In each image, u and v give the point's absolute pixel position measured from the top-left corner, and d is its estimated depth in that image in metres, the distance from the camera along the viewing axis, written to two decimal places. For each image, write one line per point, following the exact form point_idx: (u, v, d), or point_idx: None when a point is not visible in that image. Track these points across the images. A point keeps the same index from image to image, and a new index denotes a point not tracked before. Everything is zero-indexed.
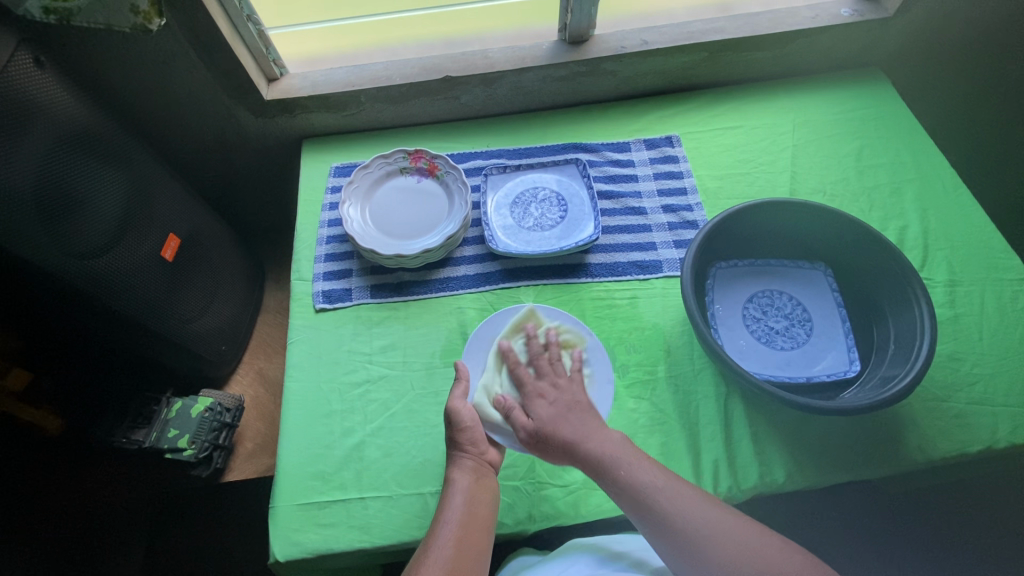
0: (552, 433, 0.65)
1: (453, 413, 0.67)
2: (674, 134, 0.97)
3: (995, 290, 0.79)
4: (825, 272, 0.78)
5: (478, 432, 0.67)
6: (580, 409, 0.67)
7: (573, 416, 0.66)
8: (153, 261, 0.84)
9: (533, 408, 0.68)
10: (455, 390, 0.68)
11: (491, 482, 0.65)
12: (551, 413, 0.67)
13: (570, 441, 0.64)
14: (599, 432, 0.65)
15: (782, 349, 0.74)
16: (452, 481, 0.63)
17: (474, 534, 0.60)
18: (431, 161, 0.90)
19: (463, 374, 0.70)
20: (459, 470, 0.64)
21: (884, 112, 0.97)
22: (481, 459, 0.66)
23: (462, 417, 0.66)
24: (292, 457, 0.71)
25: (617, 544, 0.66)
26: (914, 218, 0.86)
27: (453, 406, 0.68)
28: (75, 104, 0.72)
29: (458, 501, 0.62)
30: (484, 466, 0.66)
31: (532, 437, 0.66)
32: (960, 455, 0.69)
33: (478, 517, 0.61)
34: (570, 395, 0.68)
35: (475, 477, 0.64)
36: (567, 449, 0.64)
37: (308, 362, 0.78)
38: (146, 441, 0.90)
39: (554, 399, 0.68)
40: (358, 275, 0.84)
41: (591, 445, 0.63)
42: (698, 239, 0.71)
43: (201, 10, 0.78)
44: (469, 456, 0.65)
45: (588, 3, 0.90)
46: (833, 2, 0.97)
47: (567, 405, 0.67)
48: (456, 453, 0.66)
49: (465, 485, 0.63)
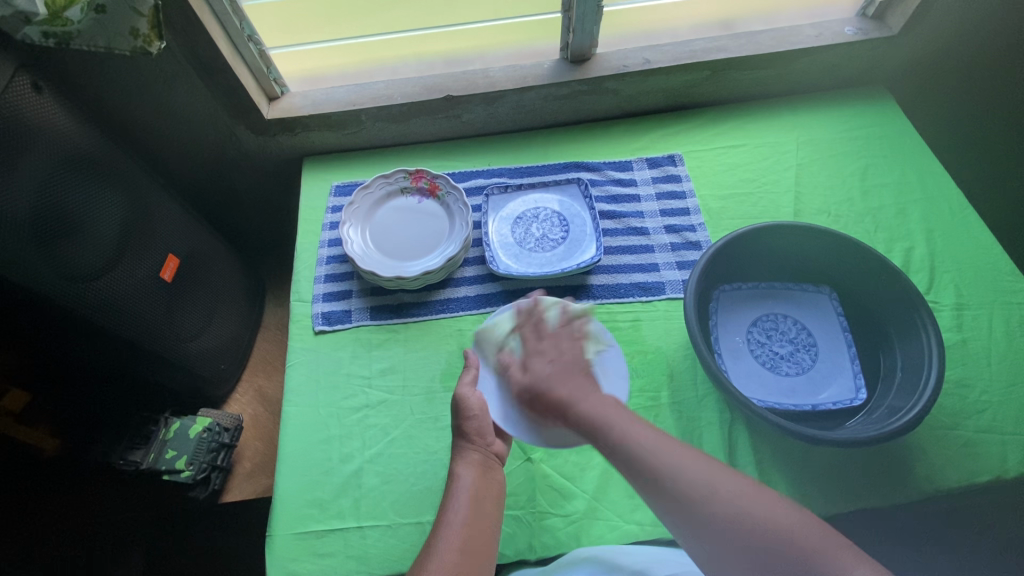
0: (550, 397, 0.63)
1: (461, 400, 0.68)
2: (676, 153, 0.96)
3: (1003, 314, 0.78)
4: (830, 295, 0.77)
5: (484, 423, 0.68)
6: (579, 372, 0.65)
7: (568, 380, 0.63)
8: (152, 283, 0.83)
9: (529, 364, 0.66)
10: (464, 376, 0.70)
11: (497, 474, 0.65)
12: (546, 372, 0.65)
13: (562, 401, 0.62)
14: (591, 394, 0.62)
15: (788, 374, 0.73)
16: (458, 477, 0.63)
17: (481, 532, 0.60)
18: (432, 181, 0.90)
19: (472, 360, 0.71)
20: (465, 466, 0.64)
21: (889, 131, 0.96)
22: (487, 451, 0.67)
23: (468, 405, 0.68)
24: (290, 483, 0.70)
25: (620, 556, 0.62)
26: (920, 239, 0.85)
27: (463, 393, 0.69)
28: (74, 126, 0.72)
29: (465, 497, 0.62)
30: (490, 460, 0.66)
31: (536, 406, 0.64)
32: (970, 485, 0.68)
33: (484, 513, 0.61)
34: (572, 358, 0.66)
35: (482, 471, 0.64)
36: (556, 409, 0.62)
37: (307, 386, 0.77)
38: (143, 462, 0.89)
39: (553, 359, 0.66)
40: (358, 296, 0.84)
41: (582, 407, 0.60)
42: (701, 263, 0.70)
43: (201, 32, 0.78)
44: (475, 449, 0.66)
45: (590, 23, 0.90)
46: (835, 21, 0.97)
47: (563, 369, 0.64)
48: (463, 446, 0.66)
49: (471, 480, 0.63)
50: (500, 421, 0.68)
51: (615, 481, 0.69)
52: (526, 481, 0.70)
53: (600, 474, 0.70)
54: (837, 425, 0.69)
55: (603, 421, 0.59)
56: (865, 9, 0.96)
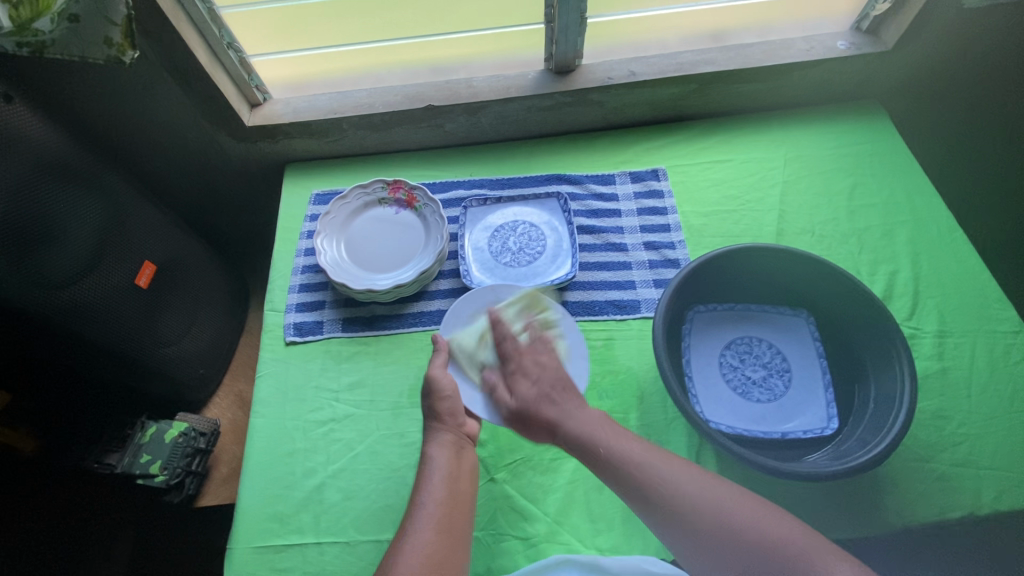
0: (533, 413, 0.65)
1: (434, 382, 0.68)
2: (660, 168, 0.94)
3: (987, 344, 0.75)
4: (807, 320, 0.76)
5: (457, 404, 0.68)
6: (563, 389, 0.66)
7: (555, 397, 0.65)
8: (126, 290, 0.84)
9: (515, 386, 0.68)
10: (437, 358, 0.70)
11: (469, 455, 0.66)
12: (531, 394, 0.66)
13: (550, 422, 0.63)
14: (581, 412, 0.63)
15: (759, 401, 0.72)
16: (430, 458, 0.64)
17: (456, 510, 0.60)
18: (410, 192, 0.89)
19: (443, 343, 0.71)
20: (437, 446, 0.65)
21: (880, 149, 0.93)
22: (459, 432, 0.67)
23: (441, 386, 0.68)
24: (252, 496, 0.70)
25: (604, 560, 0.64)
26: (906, 263, 0.83)
27: (434, 374, 0.69)
28: (49, 135, 0.73)
29: (438, 477, 0.62)
30: (462, 439, 0.66)
31: (513, 415, 0.66)
32: (941, 521, 0.66)
33: (459, 492, 0.62)
34: (552, 373, 0.67)
35: (455, 452, 0.65)
36: (545, 428, 0.64)
37: (275, 397, 0.77)
38: (118, 466, 0.90)
39: (537, 378, 0.67)
40: (330, 307, 0.84)
41: (569, 427, 0.62)
42: (672, 285, 0.69)
43: (179, 44, 0.78)
44: (447, 430, 0.66)
45: (574, 34, 0.88)
46: (828, 35, 0.95)
47: (550, 385, 0.66)
48: (435, 427, 0.66)
49: (444, 460, 0.63)
50: (470, 405, 0.70)
51: (577, 504, 0.69)
52: (487, 501, 0.69)
53: (562, 497, 0.69)
54: (804, 455, 0.67)
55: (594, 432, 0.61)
56: (860, 23, 0.94)
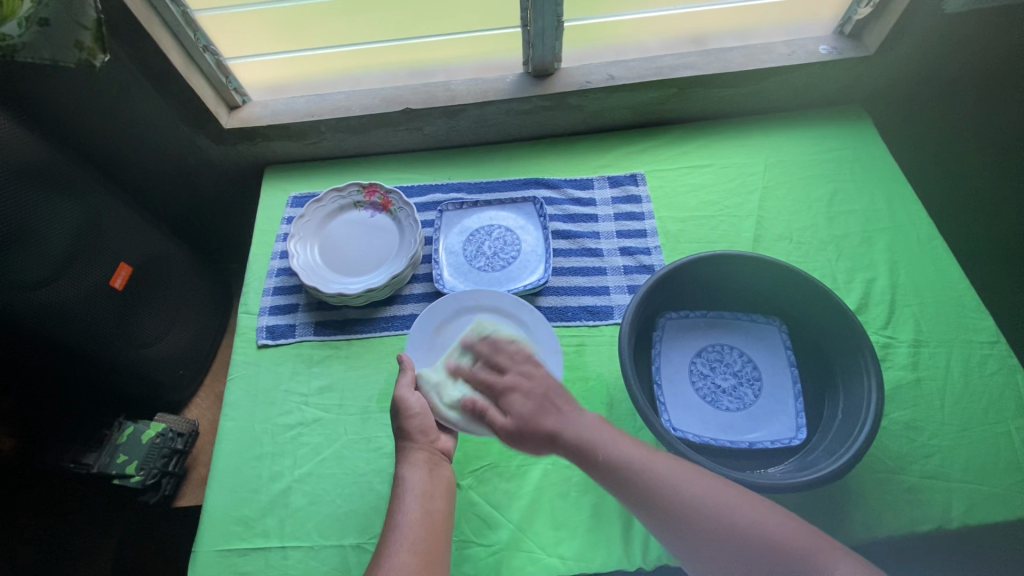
0: (534, 426, 0.63)
1: (401, 402, 0.68)
2: (639, 172, 0.94)
3: (962, 353, 0.74)
4: (779, 328, 0.75)
5: (428, 421, 0.67)
6: (559, 396, 0.66)
7: (552, 405, 0.64)
8: (102, 291, 0.84)
9: (508, 404, 0.66)
10: (403, 378, 0.69)
11: (444, 471, 0.65)
12: (528, 407, 0.65)
13: (552, 433, 0.62)
14: (576, 416, 0.63)
15: (727, 410, 0.71)
16: (403, 478, 0.63)
17: (433, 531, 0.59)
18: (385, 195, 0.89)
19: (407, 361, 0.71)
20: (410, 466, 0.64)
21: (861, 154, 0.92)
22: (433, 448, 0.66)
23: (409, 405, 0.67)
24: (218, 500, 0.70)
25: None
26: (884, 270, 0.82)
27: (401, 395, 0.69)
28: (19, 138, 0.73)
29: (412, 497, 0.61)
30: (437, 456, 0.66)
31: (513, 433, 0.64)
32: (909, 534, 0.65)
33: (434, 510, 0.61)
34: (544, 385, 0.67)
35: (429, 469, 0.64)
36: (550, 440, 0.62)
37: (245, 400, 0.77)
38: (95, 465, 0.91)
39: (529, 391, 0.66)
40: (303, 311, 0.84)
41: (568, 433, 0.62)
42: (640, 292, 0.68)
43: (152, 46, 0.79)
44: (420, 448, 0.65)
45: (551, 38, 0.88)
46: (811, 39, 0.94)
47: (544, 395, 0.65)
48: (407, 446, 0.65)
49: (418, 479, 0.63)
50: (444, 419, 0.69)
51: (542, 512, 0.69)
52: None
53: (527, 504, 0.69)
54: (771, 466, 0.67)
55: (589, 437, 0.61)
56: (843, 27, 0.93)
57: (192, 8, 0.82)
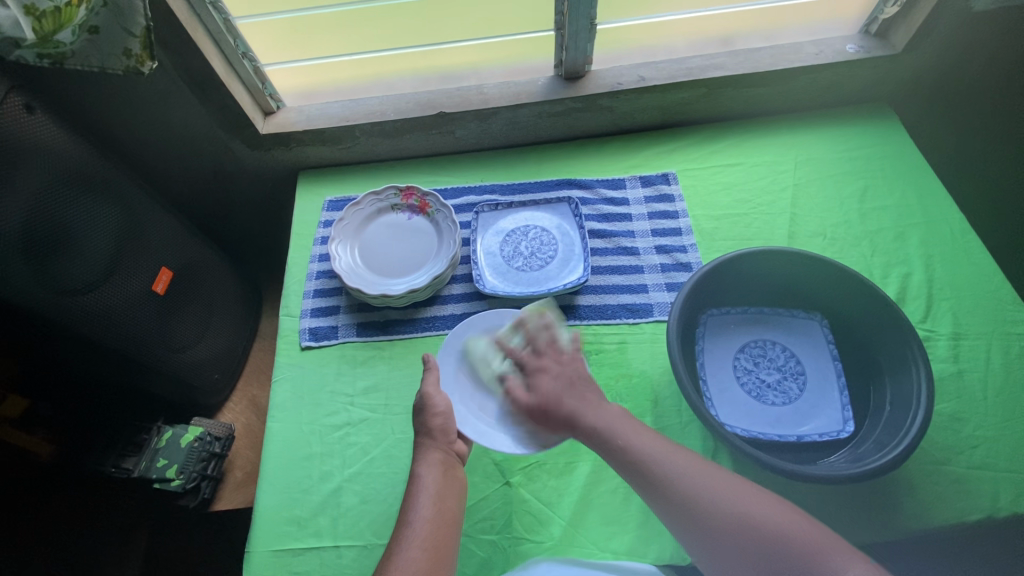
0: (552, 409, 0.64)
1: (426, 399, 0.68)
2: (670, 172, 0.95)
3: (1002, 345, 0.74)
4: (821, 323, 0.76)
5: (449, 421, 0.67)
6: (582, 384, 0.65)
7: (576, 392, 0.64)
8: (145, 297, 0.85)
9: (535, 382, 0.66)
10: (428, 376, 0.69)
11: (459, 474, 0.65)
12: (553, 389, 0.65)
13: (572, 419, 0.63)
14: (599, 405, 0.63)
15: (774, 404, 0.72)
16: (419, 477, 0.63)
17: (443, 530, 0.59)
18: (422, 198, 0.90)
19: (432, 362, 0.70)
20: (425, 466, 0.64)
21: (889, 151, 0.93)
22: (450, 449, 0.66)
23: (434, 402, 0.67)
24: (269, 500, 0.71)
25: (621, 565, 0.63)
26: (919, 265, 0.83)
27: (428, 392, 0.69)
28: (69, 144, 0.74)
29: (425, 496, 0.61)
30: (452, 458, 0.66)
31: (533, 412, 0.65)
32: (958, 525, 0.64)
33: (446, 511, 0.61)
34: (572, 368, 0.66)
35: (444, 470, 0.64)
36: (569, 424, 0.63)
37: (291, 402, 0.77)
38: (135, 470, 0.92)
39: (557, 374, 0.66)
40: (345, 312, 0.84)
41: (589, 420, 0.62)
42: (686, 288, 0.69)
43: (195, 52, 0.80)
44: (437, 447, 0.65)
45: (584, 40, 0.89)
46: (837, 39, 0.95)
47: (570, 380, 0.65)
48: (426, 445, 0.66)
49: (432, 480, 0.62)
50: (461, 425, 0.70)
51: (592, 508, 0.69)
52: (503, 505, 0.70)
53: (577, 500, 0.69)
54: (820, 459, 0.67)
55: (609, 427, 0.61)
56: (869, 26, 0.94)
57: (233, 15, 0.83)
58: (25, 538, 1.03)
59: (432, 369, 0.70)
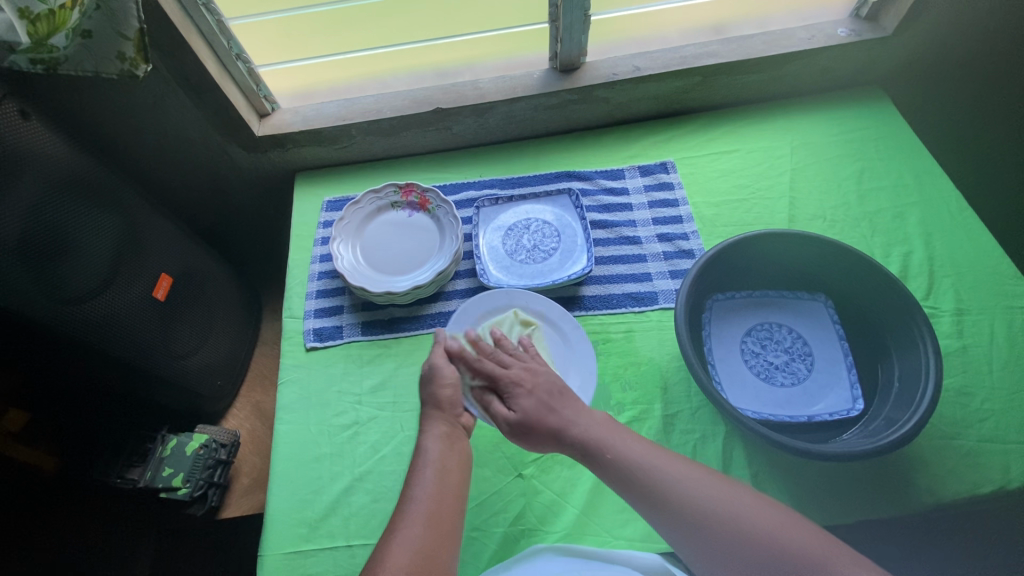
0: (537, 423, 0.63)
1: (436, 371, 0.69)
2: (668, 160, 0.95)
3: (1005, 318, 0.74)
4: (825, 303, 0.76)
5: (457, 394, 0.68)
6: (560, 396, 0.64)
7: (557, 404, 0.64)
8: (146, 304, 0.84)
9: (514, 403, 0.65)
10: (437, 348, 0.71)
11: (463, 445, 0.64)
12: (532, 406, 0.64)
13: (557, 430, 0.62)
14: (584, 413, 0.63)
15: (783, 385, 0.72)
16: (424, 450, 0.62)
17: (446, 505, 0.58)
18: (422, 195, 0.90)
19: (442, 336, 0.71)
20: (431, 439, 0.63)
21: (883, 132, 0.94)
22: (455, 422, 0.66)
23: (442, 374, 0.68)
24: (279, 503, 0.70)
25: (633, 558, 0.62)
26: (919, 243, 0.83)
27: (434, 363, 0.70)
28: (65, 151, 0.73)
29: (430, 470, 0.60)
30: (458, 431, 0.65)
31: (516, 429, 0.64)
32: (971, 497, 0.64)
33: (451, 487, 0.60)
34: (548, 382, 0.66)
35: (449, 443, 0.63)
36: (556, 435, 0.62)
37: (299, 403, 0.77)
38: (140, 479, 0.91)
39: (533, 388, 0.65)
40: (349, 312, 0.84)
41: (576, 432, 0.61)
42: (692, 271, 0.68)
43: (190, 54, 0.80)
44: (443, 419, 0.66)
45: (578, 32, 0.89)
46: (828, 23, 0.96)
47: (547, 391, 0.65)
48: (433, 416, 0.66)
49: (437, 452, 0.62)
50: (468, 402, 0.69)
51: (605, 497, 0.68)
52: (517, 497, 0.69)
53: (590, 489, 0.69)
54: (831, 437, 0.67)
55: (597, 437, 0.60)
56: (859, 9, 0.94)
57: (225, 17, 0.83)
58: (31, 549, 1.02)
59: (443, 342, 0.71)
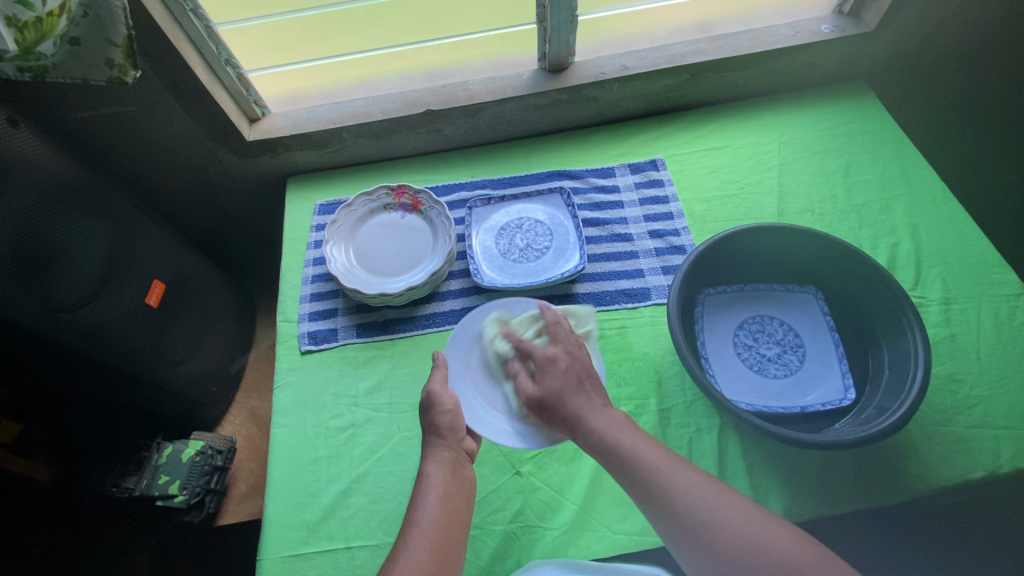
0: (555, 406, 0.62)
1: (434, 397, 0.67)
2: (658, 158, 0.96)
3: (992, 307, 0.76)
4: (815, 294, 0.77)
5: (457, 419, 0.66)
6: (592, 383, 0.64)
7: (584, 391, 0.62)
8: (138, 311, 0.83)
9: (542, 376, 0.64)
10: (436, 374, 0.68)
11: (467, 472, 0.64)
12: (560, 385, 0.63)
13: (573, 416, 0.61)
14: (603, 408, 0.62)
15: (775, 376, 0.73)
16: (426, 475, 0.62)
17: (449, 530, 0.58)
18: (415, 196, 0.90)
19: (441, 360, 0.70)
20: (434, 463, 0.63)
21: (869, 127, 0.96)
22: (458, 448, 0.65)
23: (441, 400, 0.66)
24: (277, 507, 0.69)
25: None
26: (906, 234, 0.84)
27: (434, 391, 0.68)
28: (53, 158, 0.73)
29: (433, 495, 0.60)
30: (461, 456, 0.65)
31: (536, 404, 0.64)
32: (963, 483, 0.65)
33: (454, 514, 0.60)
34: (580, 368, 0.64)
35: (452, 469, 0.63)
36: (568, 421, 0.62)
37: (295, 406, 0.77)
38: (137, 488, 0.90)
39: (565, 369, 0.64)
40: (343, 314, 0.84)
41: (594, 424, 0.60)
42: (683, 266, 0.69)
43: (177, 63, 0.81)
44: (445, 446, 0.64)
45: (565, 32, 0.90)
46: (812, 20, 0.97)
47: (578, 375, 0.63)
48: (435, 443, 0.65)
49: (440, 478, 0.62)
50: (473, 423, 0.67)
51: (602, 492, 0.69)
52: (515, 495, 0.69)
53: (588, 485, 0.69)
54: (824, 427, 0.68)
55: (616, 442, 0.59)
56: (842, 6, 0.96)
57: (213, 23, 0.83)
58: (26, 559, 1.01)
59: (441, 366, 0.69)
